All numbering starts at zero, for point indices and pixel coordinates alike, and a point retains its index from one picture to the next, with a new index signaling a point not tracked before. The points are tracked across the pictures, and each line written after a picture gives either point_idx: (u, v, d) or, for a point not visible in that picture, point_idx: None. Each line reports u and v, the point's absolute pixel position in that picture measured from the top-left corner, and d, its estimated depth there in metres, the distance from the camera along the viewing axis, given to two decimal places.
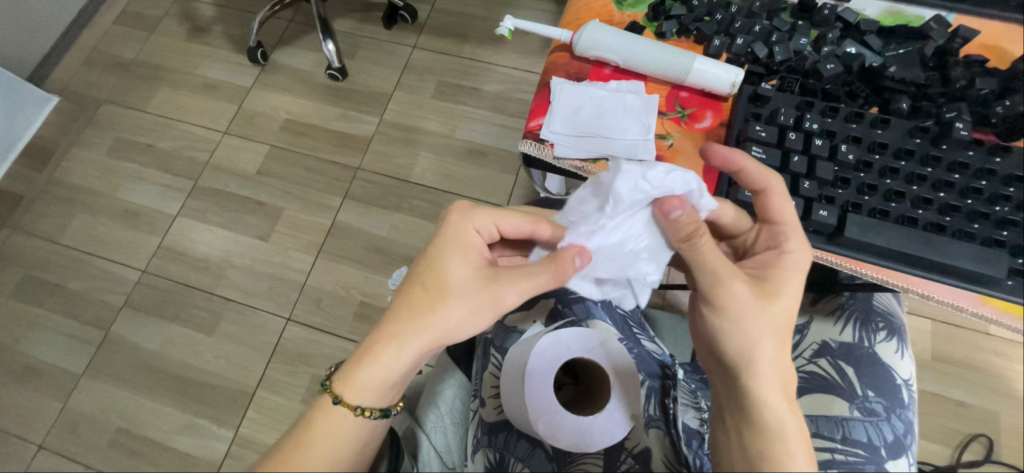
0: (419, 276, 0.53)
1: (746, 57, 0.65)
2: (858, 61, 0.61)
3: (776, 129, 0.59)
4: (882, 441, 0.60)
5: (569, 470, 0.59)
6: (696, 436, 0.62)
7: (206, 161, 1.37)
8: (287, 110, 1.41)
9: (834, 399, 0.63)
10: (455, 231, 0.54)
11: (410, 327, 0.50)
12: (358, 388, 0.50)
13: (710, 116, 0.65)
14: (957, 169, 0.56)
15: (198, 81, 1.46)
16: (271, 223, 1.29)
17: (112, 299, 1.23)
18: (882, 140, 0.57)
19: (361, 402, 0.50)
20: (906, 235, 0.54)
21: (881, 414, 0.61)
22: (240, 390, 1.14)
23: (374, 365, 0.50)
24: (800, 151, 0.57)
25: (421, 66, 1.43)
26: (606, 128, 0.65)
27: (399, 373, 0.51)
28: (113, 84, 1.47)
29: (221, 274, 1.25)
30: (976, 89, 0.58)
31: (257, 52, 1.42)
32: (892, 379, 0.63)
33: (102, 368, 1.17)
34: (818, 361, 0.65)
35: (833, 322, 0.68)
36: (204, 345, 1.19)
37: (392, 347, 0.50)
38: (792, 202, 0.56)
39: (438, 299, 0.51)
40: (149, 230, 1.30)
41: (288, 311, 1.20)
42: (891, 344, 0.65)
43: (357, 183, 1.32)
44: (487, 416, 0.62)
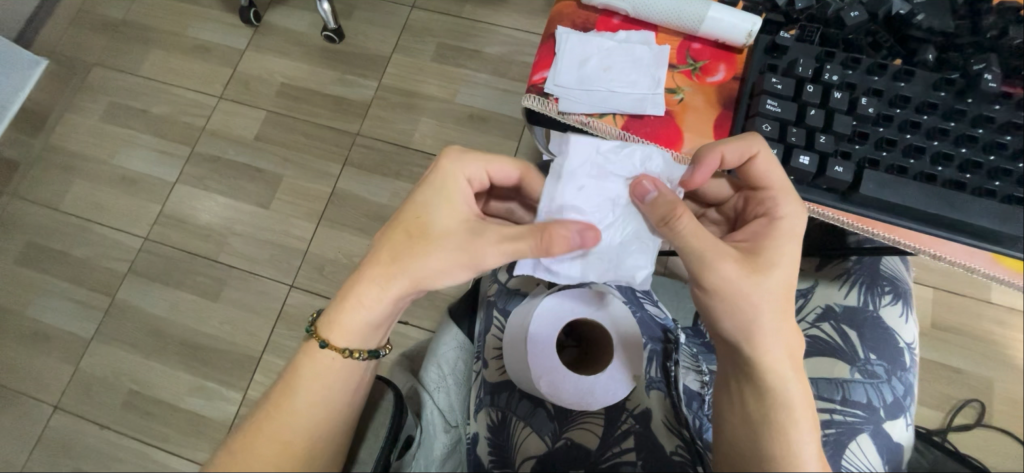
0: (403, 223, 0.52)
1: (764, 4, 0.61)
2: (886, 8, 0.57)
3: (794, 81, 0.56)
4: (881, 402, 0.61)
5: (571, 429, 0.60)
6: (696, 398, 0.63)
7: (203, 127, 1.34)
8: (283, 74, 1.37)
9: (836, 363, 0.63)
10: (440, 181, 0.53)
11: (388, 268, 0.50)
12: (342, 330, 0.51)
13: (723, 69, 0.62)
14: (981, 123, 0.54)
15: (190, 43, 1.42)
16: (271, 190, 1.28)
17: (117, 266, 1.24)
18: (905, 93, 0.55)
19: (348, 344, 0.51)
20: (924, 192, 0.53)
21: (881, 377, 0.62)
22: (247, 354, 1.16)
23: (356, 307, 0.51)
24: (818, 105, 0.55)
25: (420, 27, 1.38)
26: (614, 82, 0.63)
27: (379, 314, 0.51)
28: (102, 46, 1.43)
29: (223, 241, 1.25)
30: (1008, 39, 0.54)
31: (249, 12, 1.36)
32: (895, 343, 0.63)
33: (110, 333, 1.19)
34: (823, 325, 0.65)
35: (838, 286, 0.67)
36: (209, 311, 1.20)
37: (374, 289, 0.50)
38: (807, 158, 0.54)
39: (420, 247, 0.50)
40: (149, 197, 1.29)
41: (291, 278, 1.21)
42: (895, 308, 0.65)
43: (356, 150, 1.30)
44: (490, 376, 0.63)
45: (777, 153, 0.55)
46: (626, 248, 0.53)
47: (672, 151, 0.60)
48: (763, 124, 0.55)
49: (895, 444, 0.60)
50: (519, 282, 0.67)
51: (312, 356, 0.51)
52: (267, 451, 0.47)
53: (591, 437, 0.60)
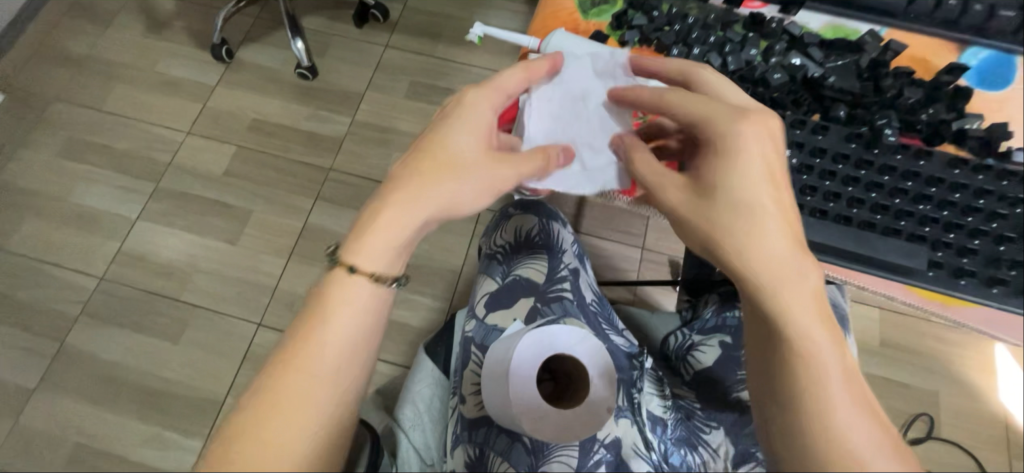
0: (426, 160, 0.51)
1: (700, 64, 0.61)
2: (803, 72, 0.59)
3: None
4: None
5: (546, 463, 0.58)
6: (660, 422, 0.62)
7: (168, 163, 1.32)
8: (255, 110, 1.38)
9: None
10: (453, 116, 0.53)
11: (414, 197, 0.49)
12: (368, 257, 0.47)
13: None
14: (887, 171, 0.55)
15: (159, 79, 1.41)
16: (240, 226, 1.26)
17: (68, 309, 1.17)
18: (822, 145, 0.56)
19: (374, 268, 0.47)
20: (845, 233, 0.53)
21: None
22: (209, 398, 1.11)
23: (378, 233, 0.48)
24: None
25: (394, 66, 1.43)
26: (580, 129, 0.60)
27: (399, 240, 0.49)
28: (64, 81, 1.40)
29: (187, 279, 1.21)
30: (904, 98, 0.57)
31: (222, 49, 1.38)
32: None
33: (58, 380, 1.12)
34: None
35: None
36: (169, 353, 1.14)
37: (395, 216, 0.48)
38: None
39: (446, 181, 0.50)
40: (108, 234, 1.24)
41: (259, 316, 1.17)
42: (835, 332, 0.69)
43: (328, 184, 1.30)
44: (468, 412, 0.61)
45: None
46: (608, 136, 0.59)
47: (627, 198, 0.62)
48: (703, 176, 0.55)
49: None
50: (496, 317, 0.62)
51: (334, 298, 0.47)
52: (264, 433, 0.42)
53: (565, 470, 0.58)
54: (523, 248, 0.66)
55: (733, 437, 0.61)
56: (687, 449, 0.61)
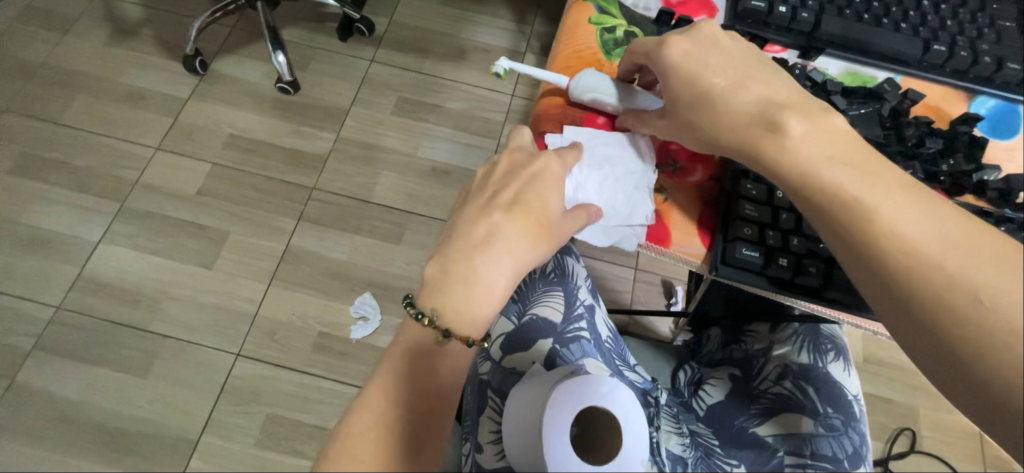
0: (519, 209, 0.47)
1: None
2: None
3: (760, 187, 0.53)
4: (844, 454, 0.54)
5: None
6: (681, 463, 0.54)
7: (136, 181, 1.23)
8: (232, 125, 1.31)
9: (800, 417, 0.56)
10: (541, 163, 0.49)
11: (511, 251, 0.45)
12: (475, 320, 0.44)
13: (702, 169, 0.56)
14: None
15: (124, 90, 1.32)
16: (215, 249, 1.18)
17: (19, 343, 1.07)
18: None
19: (473, 334, 0.44)
20: None
21: (839, 429, 0.56)
22: (183, 437, 1.02)
23: (483, 290, 0.44)
24: (787, 209, 0.53)
25: (380, 81, 1.39)
26: (605, 181, 0.54)
27: (500, 298, 0.45)
28: (15, 91, 1.29)
29: (156, 308, 1.12)
30: (926, 148, 0.56)
31: (195, 60, 1.31)
32: (845, 396, 0.58)
33: (6, 423, 1.01)
34: (783, 383, 0.59)
35: (789, 345, 0.62)
36: (136, 389, 1.05)
37: (494, 273, 0.44)
38: (785, 260, 0.50)
39: (542, 237, 0.46)
40: (66, 259, 1.14)
41: (238, 346, 1.10)
42: (839, 364, 0.60)
43: (312, 204, 1.24)
44: (486, 463, 0.50)
45: (758, 257, 0.50)
46: (632, 199, 0.54)
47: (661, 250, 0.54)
48: (743, 229, 0.51)
49: None
50: (516, 360, 0.56)
51: (434, 360, 0.44)
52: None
53: None
54: (537, 284, 0.62)
55: None
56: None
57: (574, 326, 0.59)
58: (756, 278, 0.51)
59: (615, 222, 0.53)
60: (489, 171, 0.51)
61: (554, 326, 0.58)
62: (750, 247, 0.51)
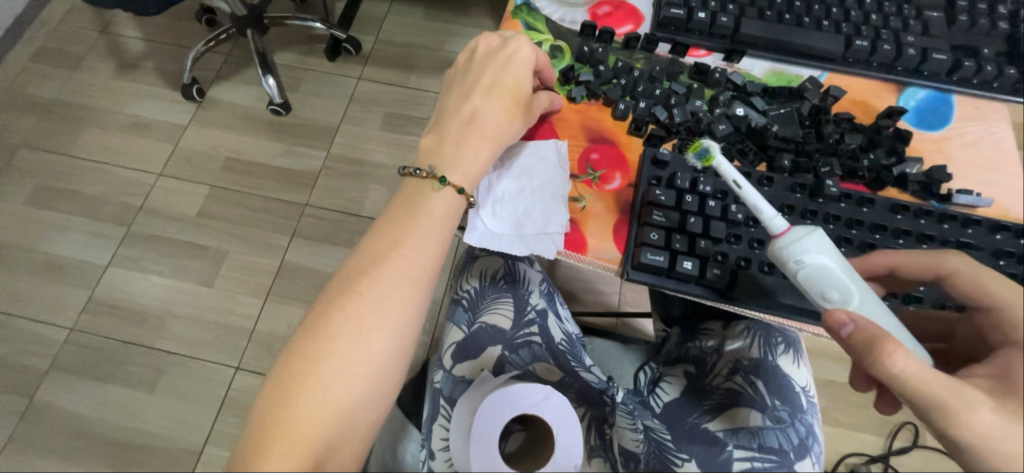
0: (498, 86, 0.55)
1: (649, 118, 0.59)
2: (746, 122, 0.58)
3: (672, 191, 0.54)
4: (790, 445, 0.54)
5: None
6: (634, 458, 0.54)
7: (140, 206, 1.30)
8: (228, 148, 1.37)
9: (746, 411, 0.57)
10: (512, 45, 0.57)
11: (494, 120, 0.54)
12: (464, 174, 0.52)
13: (620, 177, 0.57)
14: (832, 220, 0.54)
15: (129, 120, 1.40)
16: (215, 267, 1.24)
17: (37, 363, 1.14)
18: (767, 197, 0.54)
19: (466, 187, 0.52)
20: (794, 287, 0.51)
21: (786, 421, 0.55)
22: (187, 449, 1.07)
23: (469, 156, 0.52)
24: (696, 213, 0.53)
25: (368, 98, 1.44)
26: (522, 190, 0.55)
27: (485, 164, 0.53)
28: (31, 128, 1.38)
29: (161, 325, 1.18)
30: (846, 145, 0.57)
31: (192, 89, 1.37)
32: (793, 388, 0.58)
33: (26, 439, 1.08)
34: (733, 379, 0.60)
35: (742, 339, 0.62)
36: (144, 404, 1.11)
37: (481, 141, 0.53)
38: (689, 262, 0.51)
39: (518, 112, 0.55)
40: (78, 283, 1.21)
41: (237, 360, 1.15)
42: (788, 357, 0.60)
43: (305, 221, 1.29)
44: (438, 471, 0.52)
45: (662, 260, 0.51)
46: (547, 205, 0.54)
47: (578, 256, 0.53)
48: (649, 234, 0.52)
49: None
50: (464, 368, 0.58)
51: (430, 201, 0.51)
52: (333, 351, 0.44)
53: None
54: (487, 292, 0.64)
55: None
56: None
57: (523, 331, 0.61)
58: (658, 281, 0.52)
59: (532, 228, 0.53)
60: (468, 55, 0.58)
61: (501, 332, 0.60)
62: (654, 253, 0.51)
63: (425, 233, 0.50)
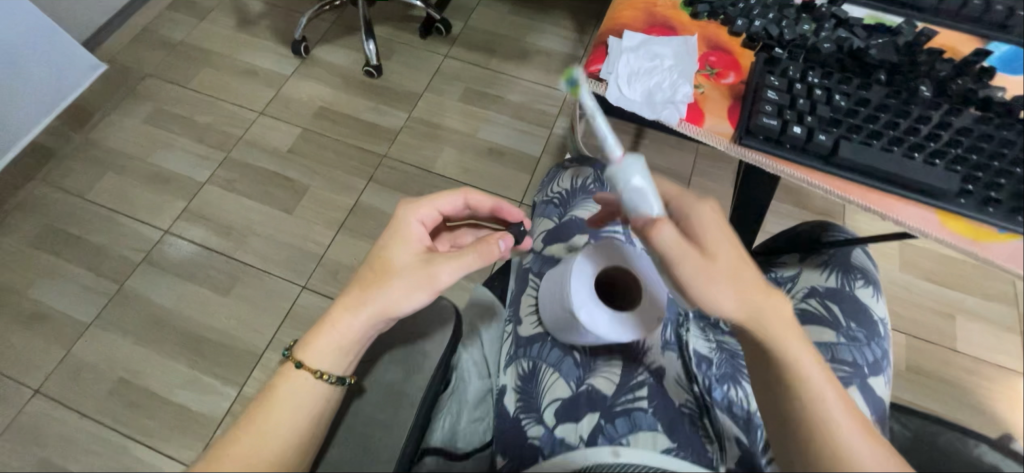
0: (368, 264, 0.53)
1: (761, 35, 0.66)
2: (849, 43, 0.62)
3: (783, 79, 0.61)
4: (865, 361, 0.60)
5: (590, 376, 0.56)
6: (705, 359, 0.59)
7: (240, 137, 1.45)
8: (322, 99, 1.52)
9: (824, 330, 0.62)
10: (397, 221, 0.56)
11: (355, 298, 0.51)
12: (314, 354, 0.49)
13: (734, 74, 0.64)
14: (923, 121, 0.58)
15: (241, 66, 1.57)
16: (297, 198, 1.36)
17: (132, 255, 1.26)
18: (866, 98, 0.60)
19: (322, 366, 0.48)
20: (883, 159, 0.56)
21: (861, 341, 0.61)
22: (249, 350, 1.16)
23: (325, 333, 0.50)
24: (804, 97, 0.60)
25: (451, 73, 1.57)
26: (654, 70, 0.65)
27: (345, 342, 0.50)
28: (157, 60, 1.56)
29: (242, 240, 1.29)
30: (936, 71, 0.61)
31: (300, 45, 1.54)
32: (871, 315, 0.63)
33: (112, 319, 1.19)
34: (810, 300, 0.65)
35: (820, 270, 0.66)
36: (218, 305, 1.21)
37: (343, 315, 0.50)
38: (798, 127, 0.57)
39: (379, 279, 0.51)
40: (177, 193, 1.35)
41: (305, 280, 1.24)
42: (868, 289, 0.64)
43: (382, 169, 1.41)
44: (524, 330, 0.61)
45: (775, 124, 0.58)
46: (675, 84, 0.64)
47: (693, 127, 0.61)
48: (766, 107, 0.59)
49: (880, 399, 0.59)
50: (555, 248, 0.66)
51: (289, 376, 0.49)
52: None
53: (607, 385, 0.55)
54: (578, 193, 0.72)
55: None
56: (729, 384, 0.58)
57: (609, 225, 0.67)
58: (750, 141, 0.59)
59: (660, 99, 0.63)
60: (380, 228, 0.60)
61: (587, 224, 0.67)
62: (767, 124, 0.58)
63: (299, 381, 0.48)
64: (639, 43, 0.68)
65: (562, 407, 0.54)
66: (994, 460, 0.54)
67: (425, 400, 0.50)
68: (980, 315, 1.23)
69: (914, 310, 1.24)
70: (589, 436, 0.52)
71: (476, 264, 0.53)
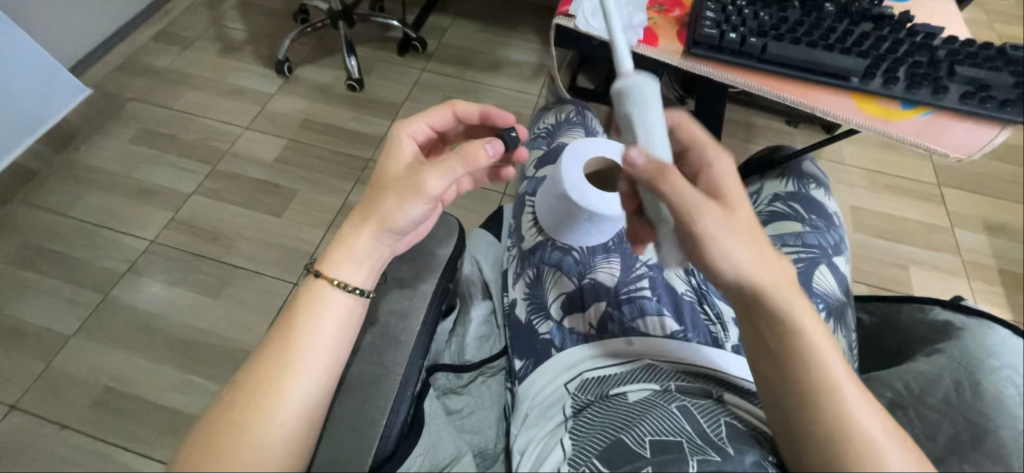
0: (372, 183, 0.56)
1: None
2: None
3: (718, 5, 0.72)
4: (829, 244, 0.76)
5: (591, 270, 0.71)
6: None
7: (226, 150, 1.49)
8: (307, 113, 1.59)
9: (792, 223, 0.78)
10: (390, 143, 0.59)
11: (361, 212, 0.53)
12: (336, 265, 0.51)
13: (679, 10, 0.75)
14: (833, 31, 0.69)
15: (225, 87, 1.64)
16: (286, 202, 1.39)
17: (116, 266, 1.25)
18: (786, 18, 0.71)
19: (339, 275, 0.50)
20: (804, 59, 0.67)
21: (823, 228, 0.78)
22: (241, 348, 1.15)
23: (340, 247, 0.52)
24: (735, 18, 0.71)
25: (429, 84, 1.68)
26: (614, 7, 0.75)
27: (358, 254, 0.52)
28: (141, 86, 1.61)
29: (231, 244, 1.30)
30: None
31: (284, 65, 1.63)
32: (825, 208, 0.80)
33: (95, 329, 1.16)
34: (777, 204, 0.82)
35: (781, 181, 0.85)
36: (208, 307, 1.20)
37: (353, 229, 0.53)
38: (732, 36, 0.68)
39: (377, 193, 0.54)
40: (163, 205, 1.36)
41: (296, 277, 1.26)
42: (820, 190, 0.83)
43: (369, 171, 1.46)
44: (527, 243, 0.77)
45: (714, 34, 0.69)
46: (631, 16, 0.74)
47: (648, 48, 0.71)
48: (706, 25, 0.69)
49: (843, 274, 0.75)
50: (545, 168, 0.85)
51: (312, 291, 0.50)
52: (252, 411, 0.44)
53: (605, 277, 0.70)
54: (562, 126, 0.90)
55: None
56: None
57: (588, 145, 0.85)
58: (697, 52, 0.69)
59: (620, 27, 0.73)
60: None
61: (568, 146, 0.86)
62: (708, 38, 0.69)
63: (321, 297, 0.50)
64: None
65: (564, 302, 0.68)
66: (946, 317, 0.68)
67: (432, 301, 0.58)
68: (929, 263, 1.35)
69: (870, 264, 1.35)
70: (597, 321, 0.66)
71: (461, 169, 0.53)
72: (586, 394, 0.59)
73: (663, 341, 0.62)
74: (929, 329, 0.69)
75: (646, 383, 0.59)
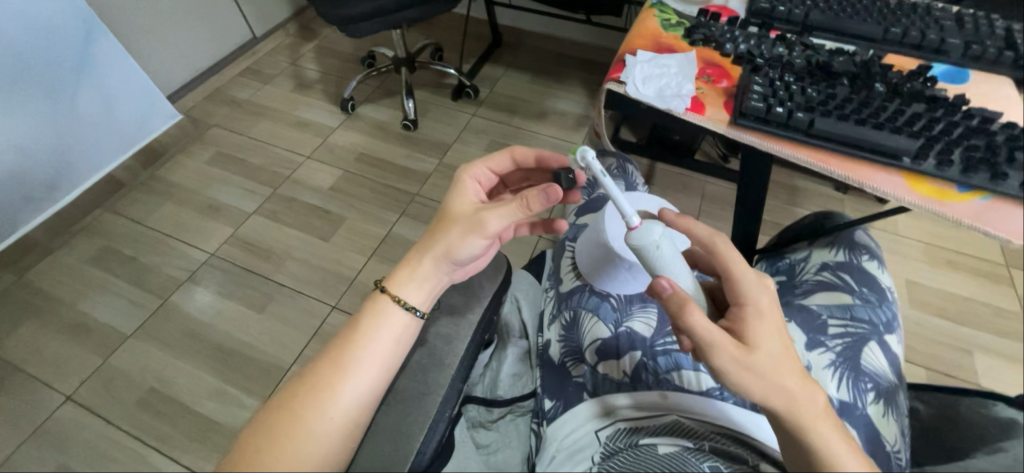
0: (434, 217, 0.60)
1: (745, 55, 0.80)
2: (815, 58, 0.77)
3: (766, 79, 0.75)
4: (880, 320, 0.73)
5: (627, 319, 0.72)
6: None
7: (288, 176, 1.61)
8: (364, 147, 1.71)
9: (841, 294, 0.76)
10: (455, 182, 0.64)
11: (423, 242, 0.57)
12: (398, 284, 0.54)
13: (727, 80, 0.79)
14: (884, 109, 0.70)
15: (294, 119, 1.80)
16: (334, 228, 1.48)
17: (178, 274, 1.36)
18: (835, 94, 0.72)
19: (403, 295, 0.54)
20: (853, 134, 0.67)
21: (875, 302, 0.74)
22: (276, 364, 1.20)
23: (403, 272, 0.55)
24: (782, 92, 0.73)
25: (478, 128, 1.78)
26: (664, 75, 0.80)
27: (420, 281, 0.55)
28: (223, 114, 1.80)
29: (280, 263, 1.39)
30: (889, 76, 0.74)
31: (348, 103, 1.78)
32: (879, 283, 0.77)
33: (150, 331, 1.25)
34: (824, 273, 0.80)
35: (830, 250, 0.83)
36: (252, 321, 1.27)
37: (416, 256, 0.57)
38: (780, 109, 0.70)
39: (440, 226, 0.58)
40: (226, 222, 1.48)
41: (335, 300, 1.31)
42: (873, 262, 0.79)
43: (414, 205, 1.54)
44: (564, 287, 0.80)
45: (762, 106, 0.70)
46: (681, 84, 0.78)
47: (696, 115, 0.74)
48: (755, 96, 0.72)
49: (896, 355, 0.71)
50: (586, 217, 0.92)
51: (376, 303, 0.54)
52: (308, 409, 0.47)
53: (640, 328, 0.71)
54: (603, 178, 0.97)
55: (807, 329, 0.73)
56: None
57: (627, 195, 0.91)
58: (743, 122, 0.72)
59: (670, 93, 0.77)
60: None
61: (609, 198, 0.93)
62: (755, 109, 0.71)
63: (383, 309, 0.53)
64: (650, 57, 0.84)
65: (599, 349, 0.68)
66: (1011, 415, 0.61)
67: (475, 333, 0.59)
68: None
69: (928, 344, 1.25)
70: (631, 369, 0.66)
71: (519, 212, 0.56)
72: (617, 441, 0.58)
73: (696, 398, 0.61)
74: (990, 426, 0.62)
75: (676, 439, 0.57)
